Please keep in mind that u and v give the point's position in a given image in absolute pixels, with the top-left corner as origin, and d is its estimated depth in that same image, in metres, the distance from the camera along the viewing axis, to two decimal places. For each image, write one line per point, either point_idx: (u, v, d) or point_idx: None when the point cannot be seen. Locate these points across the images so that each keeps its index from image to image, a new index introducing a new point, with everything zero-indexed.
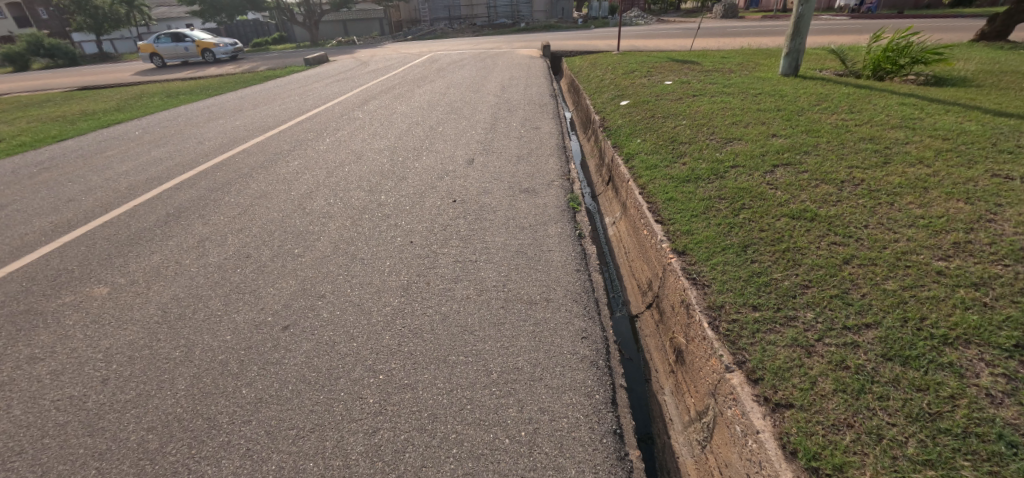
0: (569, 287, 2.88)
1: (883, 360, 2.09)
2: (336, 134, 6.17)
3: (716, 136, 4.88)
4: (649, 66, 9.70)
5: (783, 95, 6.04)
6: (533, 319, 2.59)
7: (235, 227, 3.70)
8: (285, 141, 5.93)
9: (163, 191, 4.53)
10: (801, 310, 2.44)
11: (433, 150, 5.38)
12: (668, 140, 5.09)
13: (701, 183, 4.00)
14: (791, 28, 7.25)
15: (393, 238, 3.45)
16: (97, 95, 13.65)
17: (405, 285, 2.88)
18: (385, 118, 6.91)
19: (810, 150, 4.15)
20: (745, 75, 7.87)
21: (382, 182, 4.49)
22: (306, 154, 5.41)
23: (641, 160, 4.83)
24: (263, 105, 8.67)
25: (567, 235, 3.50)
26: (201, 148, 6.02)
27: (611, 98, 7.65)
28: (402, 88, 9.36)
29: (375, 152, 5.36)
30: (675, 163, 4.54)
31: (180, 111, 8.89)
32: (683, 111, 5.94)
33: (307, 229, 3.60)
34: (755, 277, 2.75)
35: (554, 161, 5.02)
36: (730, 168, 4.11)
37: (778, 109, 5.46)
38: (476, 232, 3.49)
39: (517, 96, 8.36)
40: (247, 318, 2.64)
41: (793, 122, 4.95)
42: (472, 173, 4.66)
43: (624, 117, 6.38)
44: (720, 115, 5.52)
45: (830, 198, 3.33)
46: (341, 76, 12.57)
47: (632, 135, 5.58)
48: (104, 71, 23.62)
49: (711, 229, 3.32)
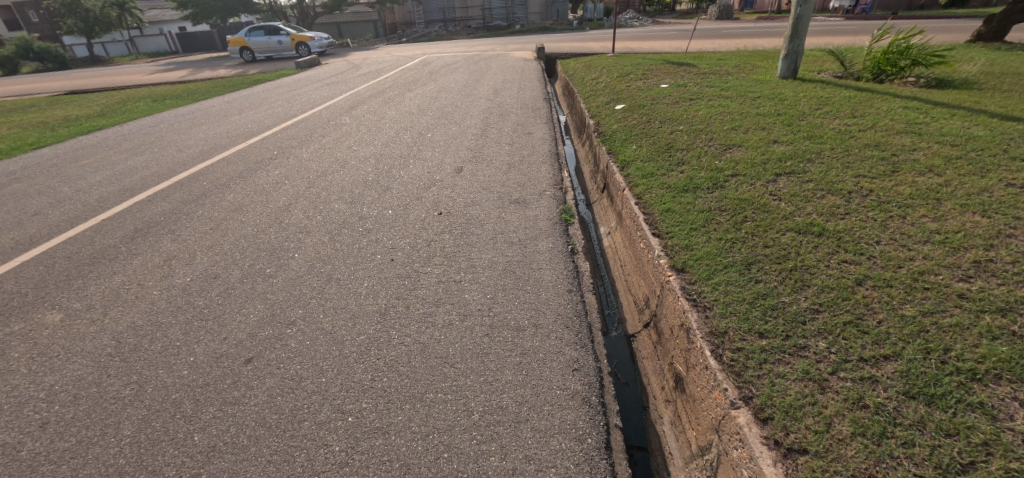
0: (560, 311, 2.67)
1: (905, 399, 1.90)
2: (321, 141, 5.93)
3: (714, 142, 4.69)
4: (644, 68, 9.52)
5: (782, 99, 5.85)
6: (520, 348, 2.38)
7: (205, 244, 3.48)
8: (268, 148, 5.71)
9: (134, 204, 4.30)
10: (812, 339, 2.24)
11: (420, 158, 5.15)
12: (665, 147, 4.89)
13: (701, 192, 3.80)
14: (790, 29, 7.07)
15: (373, 255, 3.23)
16: (82, 100, 13.35)
17: (383, 310, 2.66)
18: (373, 123, 6.69)
19: (814, 158, 3.95)
20: (743, 77, 7.69)
21: (365, 193, 4.26)
22: (288, 162, 5.17)
23: (637, 168, 4.63)
24: (249, 110, 8.44)
25: (559, 251, 3.29)
26: (180, 156, 5.78)
27: (605, 101, 7.45)
28: (392, 92, 9.14)
29: (360, 160, 5.15)
30: (672, 171, 4.33)
31: (163, 116, 8.65)
32: (680, 115, 5.74)
33: (282, 246, 3.38)
34: (761, 299, 2.55)
35: (546, 169, 4.81)
36: (731, 176, 3.91)
37: (778, 113, 5.28)
38: (462, 249, 3.27)
39: (510, 100, 8.14)
40: (208, 349, 2.42)
41: (795, 128, 4.75)
42: (460, 182, 4.44)
43: (619, 122, 6.18)
44: (718, 119, 5.33)
45: (837, 210, 3.13)
46: (332, 79, 12.34)
47: (628, 142, 5.37)
48: (94, 74, 23.26)
49: (712, 244, 3.11)
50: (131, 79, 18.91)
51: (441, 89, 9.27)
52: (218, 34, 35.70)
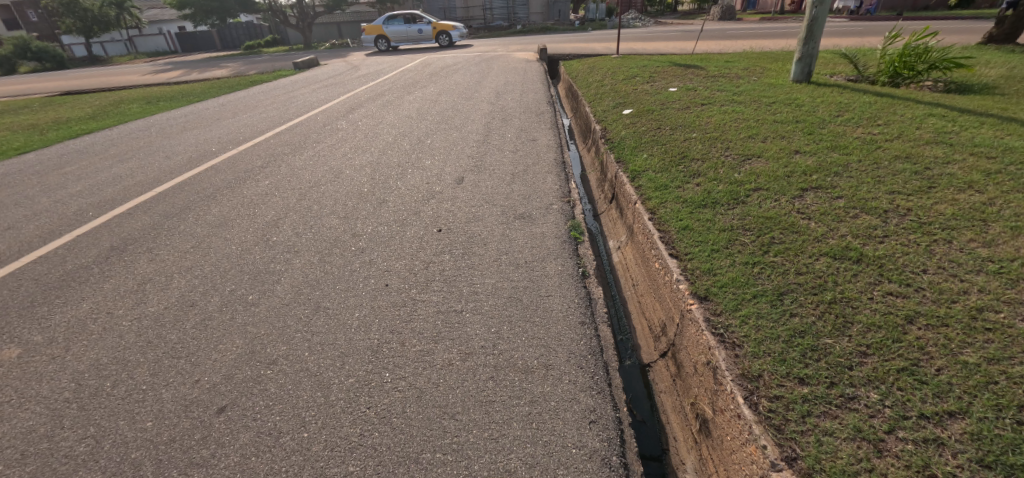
0: (573, 349, 2.39)
1: (981, 469, 1.61)
2: (315, 147, 5.66)
3: (731, 151, 4.42)
4: (650, 71, 9.23)
5: (799, 105, 5.57)
6: (529, 396, 2.10)
7: (185, 265, 3.21)
8: (259, 156, 5.44)
9: (113, 218, 4.03)
10: (862, 389, 1.97)
11: (419, 167, 4.87)
12: (678, 156, 4.61)
13: (720, 208, 3.53)
14: (804, 32, 6.80)
15: (366, 279, 2.96)
16: (75, 101, 13.06)
17: (374, 347, 2.39)
18: (370, 128, 6.42)
19: (842, 172, 3.68)
20: (755, 81, 7.41)
21: (359, 207, 3.98)
22: (279, 172, 4.89)
23: (648, 179, 4.35)
24: (243, 114, 8.18)
25: (569, 273, 3.01)
26: (167, 164, 5.51)
27: (612, 105, 7.17)
28: (391, 95, 8.86)
29: (355, 169, 4.87)
30: (688, 183, 4.05)
31: (154, 120, 8.38)
32: (692, 121, 5.46)
33: (267, 268, 3.10)
34: (798, 338, 2.27)
35: (552, 180, 4.54)
36: (752, 191, 3.64)
37: (797, 120, 5.00)
38: (463, 272, 2.99)
39: (513, 104, 7.86)
40: (178, 395, 2.15)
41: (816, 137, 4.48)
42: (460, 195, 4.16)
43: (627, 127, 5.90)
44: (733, 126, 5.05)
45: (874, 232, 2.87)
46: (330, 81, 12.07)
47: (637, 150, 5.09)
48: (91, 74, 22.99)
49: (738, 269, 2.84)
50: (127, 79, 18.61)
51: (441, 92, 8.99)
52: (217, 33, 35.43)
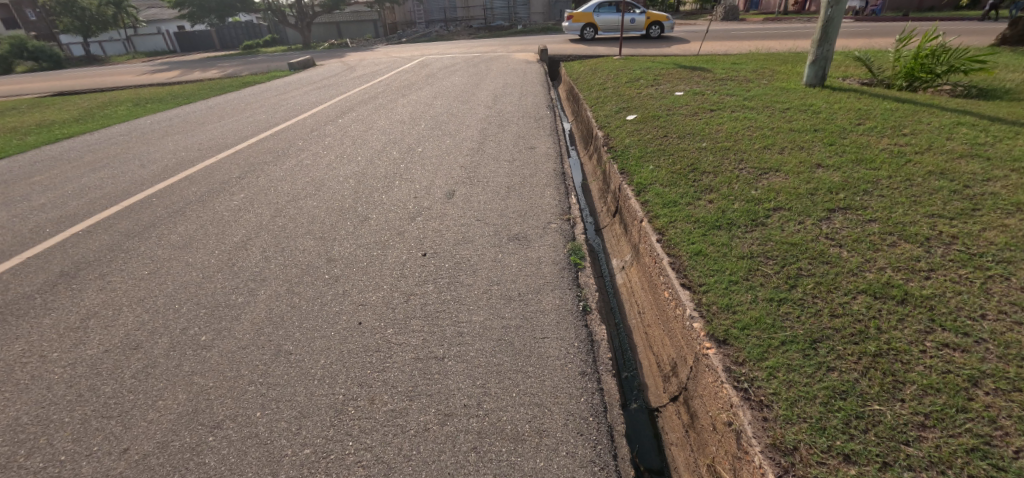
0: (572, 408, 2.04)
1: None
2: (298, 156, 5.31)
3: (746, 163, 4.05)
4: (655, 73, 8.86)
5: (816, 111, 5.20)
6: (519, 474, 1.74)
7: (138, 296, 2.86)
8: (237, 165, 5.09)
9: (69, 236, 3.68)
10: (924, 474, 1.61)
11: (407, 179, 4.51)
12: (688, 167, 4.24)
13: (737, 231, 3.17)
14: (818, 33, 6.44)
15: (336, 316, 2.60)
16: (64, 103, 12.76)
17: (338, 405, 2.04)
18: (359, 134, 6.07)
19: (872, 190, 3.32)
20: (765, 84, 7.03)
21: (337, 224, 3.63)
22: (257, 184, 4.55)
23: (656, 193, 3.99)
24: (230, 117, 7.84)
25: (568, 308, 2.66)
26: (140, 173, 5.17)
27: (615, 109, 6.81)
28: (384, 98, 8.51)
29: (338, 180, 4.52)
30: (699, 200, 3.69)
31: (138, 124, 8.05)
32: (702, 128, 5.09)
33: (227, 301, 2.75)
34: (840, 400, 1.93)
35: (551, 194, 4.17)
36: (772, 210, 3.29)
37: (815, 129, 4.64)
38: (447, 307, 2.64)
39: (510, 108, 7.50)
40: (99, 470, 1.79)
41: (838, 149, 4.12)
42: (450, 212, 3.80)
43: (631, 134, 5.54)
44: (746, 135, 4.69)
45: (919, 265, 2.52)
46: (324, 82, 11.71)
47: (643, 160, 4.72)
48: (87, 74, 22.73)
49: (762, 307, 2.48)
50: (121, 79, 18.37)
51: (437, 95, 8.63)
52: (216, 33, 35.17)
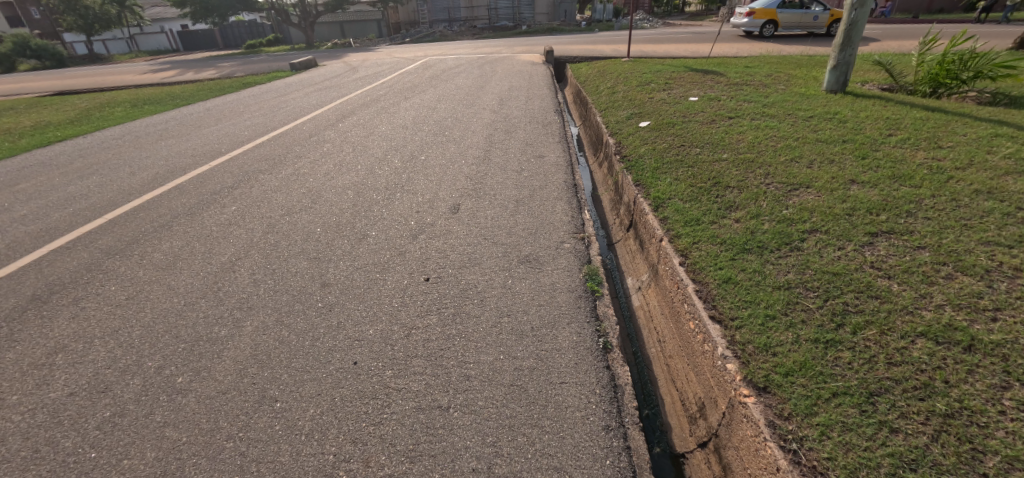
0: (596, 473, 1.76)
1: None
2: (295, 164, 5.04)
3: (773, 178, 3.78)
4: (665, 76, 8.56)
5: (843, 121, 4.91)
6: None
7: (114, 326, 2.62)
8: (231, 174, 4.85)
9: (46, 253, 3.44)
10: None
11: (409, 191, 4.24)
12: (709, 181, 3.97)
13: (770, 255, 2.90)
14: (841, 37, 6.15)
15: (328, 353, 2.33)
16: (63, 102, 12.60)
17: (328, 468, 1.77)
18: (359, 140, 5.82)
19: (916, 211, 3.05)
20: (783, 90, 6.74)
21: (334, 243, 3.37)
22: (250, 195, 4.30)
23: (676, 209, 3.72)
24: (227, 120, 7.60)
25: (586, 346, 2.39)
26: (128, 182, 4.92)
27: (626, 114, 6.54)
28: (387, 101, 8.24)
29: (336, 191, 4.27)
30: (724, 218, 3.41)
31: (133, 126, 7.84)
32: (721, 138, 4.81)
33: (209, 334, 2.50)
34: (910, 471, 1.65)
35: (563, 209, 3.90)
36: (807, 232, 3.01)
37: (843, 140, 4.36)
38: (452, 345, 2.37)
39: (517, 113, 7.23)
40: None
41: (872, 162, 3.84)
42: (455, 228, 3.53)
43: (645, 143, 5.27)
44: (770, 145, 4.41)
45: (983, 304, 2.25)
46: (325, 83, 11.48)
47: (660, 171, 4.45)
48: (89, 73, 22.53)
49: (807, 348, 2.21)
50: (123, 78, 18.26)
51: (440, 98, 8.37)
52: (218, 32, 34.97)
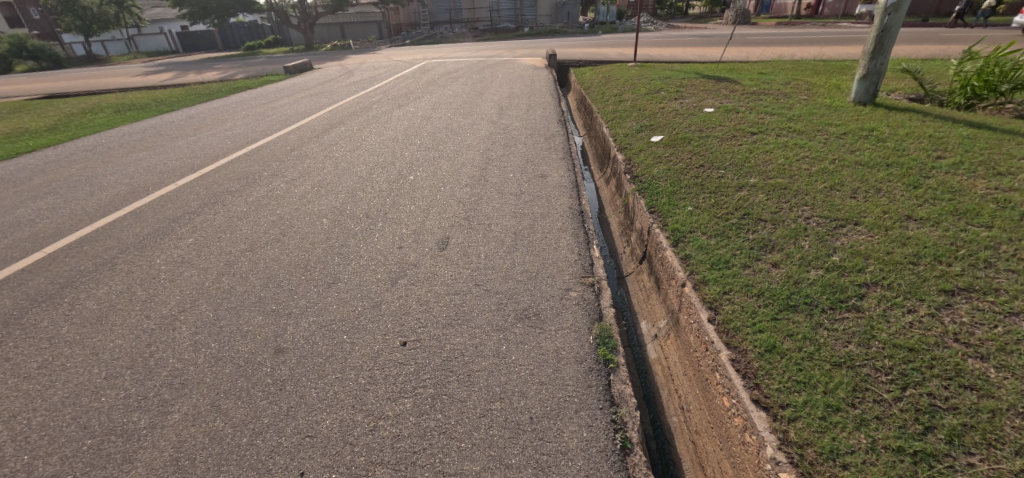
0: None
1: None
2: (269, 185, 4.53)
3: (812, 210, 3.26)
4: (676, 84, 8.03)
5: (881, 139, 4.39)
6: None
7: (13, 409, 2.11)
8: (198, 195, 4.35)
9: None
10: None
11: (392, 220, 3.73)
12: (738, 212, 3.44)
13: (822, 316, 2.39)
14: (872, 44, 5.60)
15: (270, 459, 1.82)
16: (46, 106, 12.14)
17: None
18: (344, 155, 5.33)
19: (997, 262, 2.53)
20: (806, 100, 6.22)
21: (298, 287, 2.86)
22: (213, 223, 3.80)
23: (701, 246, 3.20)
24: (206, 130, 7.11)
25: (600, 447, 1.87)
26: (82, 204, 4.40)
27: (635, 126, 6.03)
28: (379, 109, 7.75)
29: (311, 219, 3.77)
30: (759, 261, 2.90)
31: (108, 136, 7.34)
32: (745, 157, 4.30)
33: (124, 425, 1.99)
34: None
35: (568, 244, 3.38)
36: (865, 286, 2.50)
37: (885, 163, 3.84)
38: (427, 446, 1.85)
39: (517, 123, 6.74)
40: None
41: (926, 193, 3.32)
42: (442, 271, 3.01)
43: (658, 160, 4.75)
44: (802, 168, 3.90)
45: None
46: (318, 87, 10.99)
47: (677, 196, 3.92)
48: (83, 75, 22.06)
49: (889, 462, 1.71)
50: (114, 81, 17.84)
51: (436, 107, 7.86)
52: (217, 33, 34.50)
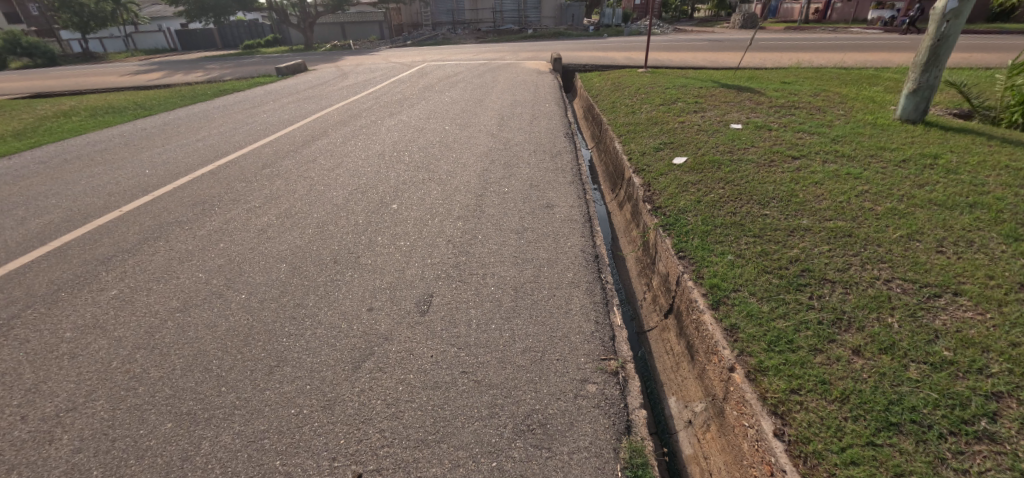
0: None
1: None
2: (227, 214, 3.85)
3: (890, 270, 2.59)
4: (694, 93, 7.35)
5: (950, 169, 3.71)
6: None
7: None
8: (141, 226, 3.68)
9: None
10: None
11: (366, 267, 3.06)
12: (796, 266, 2.76)
13: (947, 447, 1.71)
14: (924, 55, 4.91)
15: None
16: (25, 107, 11.57)
17: None
18: (320, 175, 4.66)
19: None
20: (844, 116, 5.54)
21: (229, 374, 2.18)
22: (149, 265, 3.13)
23: (753, 313, 2.51)
24: (176, 139, 6.45)
25: None
26: (6, 235, 3.73)
27: (654, 142, 5.36)
28: (369, 118, 7.10)
29: (266, 263, 3.09)
30: (834, 344, 2.22)
31: (70, 145, 6.69)
32: (790, 190, 3.63)
33: None
34: None
35: (582, 306, 2.69)
36: (997, 401, 1.84)
37: (965, 204, 3.15)
38: None
39: (519, 137, 6.08)
40: None
41: None
42: (421, 348, 2.33)
43: (685, 188, 4.07)
44: (863, 208, 3.22)
45: None
46: (308, 91, 10.35)
47: (713, 239, 3.24)
48: (75, 73, 21.47)
49: None
50: (105, 80, 17.30)
51: (431, 116, 7.19)
52: (216, 31, 33.96)
